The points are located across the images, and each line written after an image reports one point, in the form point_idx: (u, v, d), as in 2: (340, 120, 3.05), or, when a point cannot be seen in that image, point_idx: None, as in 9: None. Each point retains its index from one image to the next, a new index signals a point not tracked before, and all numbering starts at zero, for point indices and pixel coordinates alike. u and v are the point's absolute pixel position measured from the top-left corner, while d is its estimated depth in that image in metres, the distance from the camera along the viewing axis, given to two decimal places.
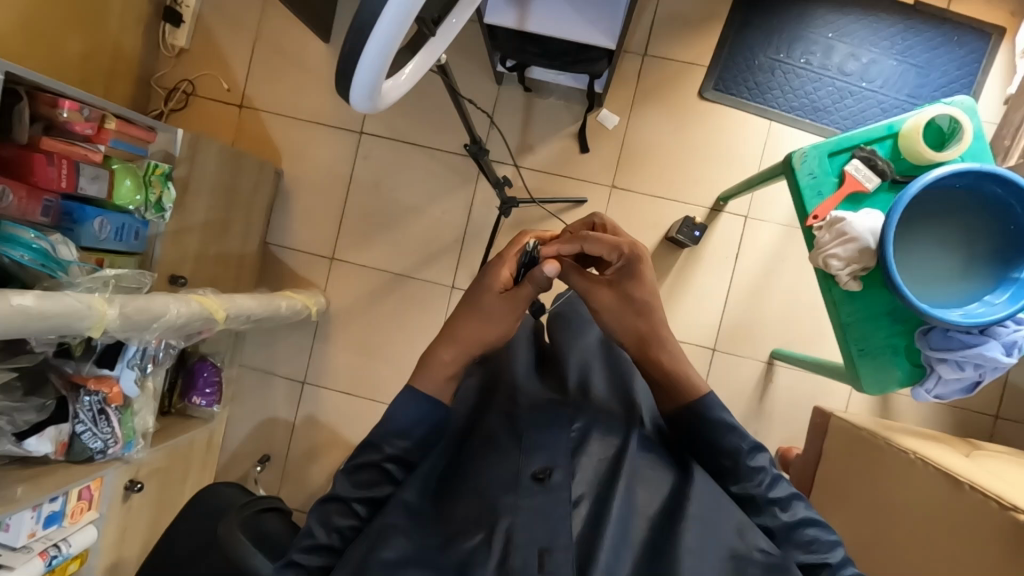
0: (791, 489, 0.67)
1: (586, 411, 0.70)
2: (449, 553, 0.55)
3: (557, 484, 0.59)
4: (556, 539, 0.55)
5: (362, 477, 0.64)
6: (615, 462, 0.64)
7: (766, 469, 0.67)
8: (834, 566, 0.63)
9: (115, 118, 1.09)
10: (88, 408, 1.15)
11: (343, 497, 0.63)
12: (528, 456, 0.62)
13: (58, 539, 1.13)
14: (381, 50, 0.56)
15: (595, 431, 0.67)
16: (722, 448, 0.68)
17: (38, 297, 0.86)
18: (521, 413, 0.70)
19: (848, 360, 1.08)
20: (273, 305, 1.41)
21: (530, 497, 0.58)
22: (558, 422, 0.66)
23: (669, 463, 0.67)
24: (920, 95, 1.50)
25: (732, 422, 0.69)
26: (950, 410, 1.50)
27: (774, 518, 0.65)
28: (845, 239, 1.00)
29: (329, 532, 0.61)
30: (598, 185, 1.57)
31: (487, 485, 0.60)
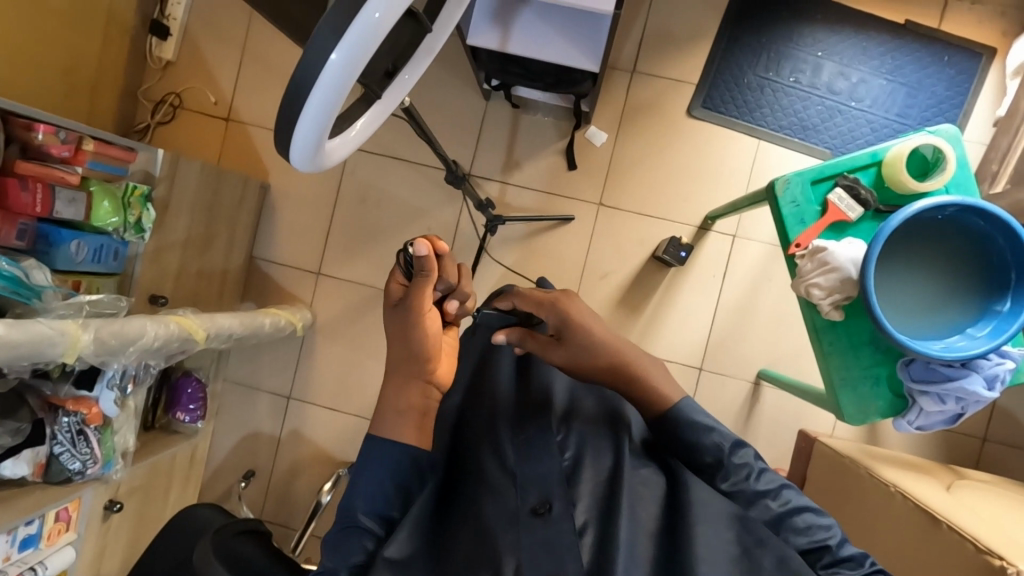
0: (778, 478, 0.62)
1: (569, 429, 0.66)
2: None
3: (558, 518, 0.58)
4: (563, 571, 0.55)
5: (347, 544, 0.59)
6: (612, 485, 0.61)
7: (751, 463, 0.63)
8: (835, 547, 0.59)
9: (93, 139, 1.08)
10: (66, 429, 1.14)
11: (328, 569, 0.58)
12: (522, 491, 0.60)
13: (34, 562, 1.13)
14: (316, 118, 0.58)
15: (587, 452, 0.64)
16: (705, 446, 0.64)
17: (8, 326, 0.86)
18: (503, 438, 0.67)
19: (830, 391, 1.07)
20: (255, 323, 1.41)
21: (533, 534, 0.57)
22: (548, 447, 0.62)
23: (660, 474, 0.64)
24: (910, 115, 1.48)
25: (709, 423, 0.66)
26: (936, 432, 1.50)
27: (764, 511, 0.61)
28: (827, 268, 1.00)
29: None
30: (585, 202, 1.56)
31: (487, 521, 0.60)
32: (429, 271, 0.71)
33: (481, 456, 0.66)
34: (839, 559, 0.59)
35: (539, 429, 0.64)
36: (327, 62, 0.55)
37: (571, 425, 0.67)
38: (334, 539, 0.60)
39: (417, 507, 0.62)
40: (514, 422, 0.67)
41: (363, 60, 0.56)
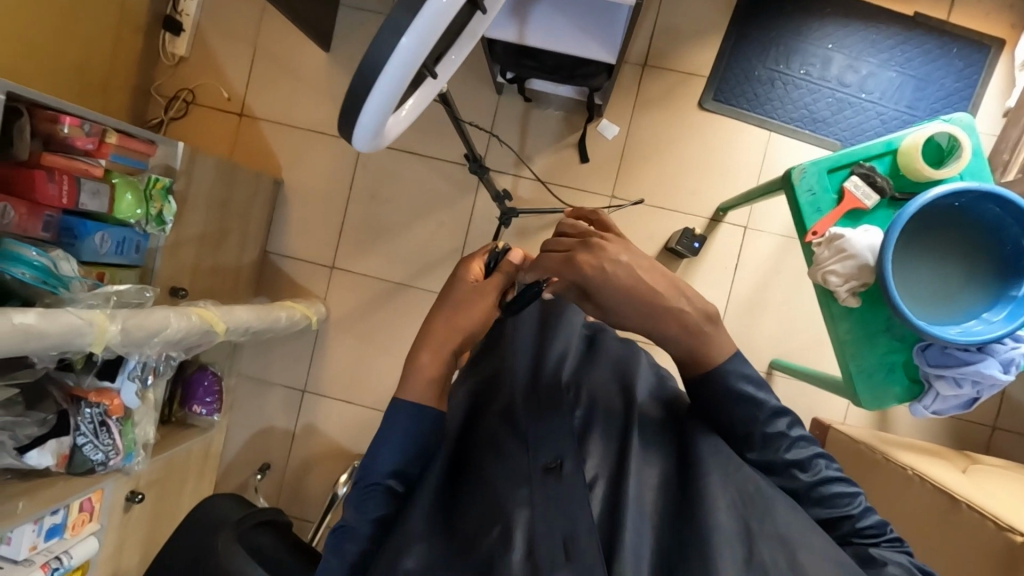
0: (812, 449, 0.63)
1: (584, 393, 0.69)
2: (474, 553, 0.58)
3: (570, 474, 0.60)
4: (578, 527, 0.57)
5: (370, 497, 0.64)
6: (621, 446, 0.65)
7: (785, 434, 0.64)
8: (857, 517, 0.62)
9: (116, 133, 1.08)
10: (89, 420, 1.15)
11: (354, 524, 0.64)
12: (534, 450, 0.63)
13: (59, 552, 1.14)
14: (381, 101, 0.60)
15: (597, 418, 0.67)
16: (738, 418, 0.65)
17: (41, 315, 0.87)
18: (518, 405, 0.68)
19: (846, 378, 1.08)
20: (272, 316, 1.41)
21: (545, 488, 0.60)
22: (560, 410, 0.65)
23: (670, 437, 0.67)
24: (919, 107, 1.50)
25: (749, 392, 0.65)
26: (947, 421, 1.51)
27: (795, 480, 0.63)
28: (844, 256, 1.01)
29: (339, 557, 0.63)
30: (598, 195, 1.57)
31: (500, 480, 0.62)
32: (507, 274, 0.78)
33: (493, 423, 0.68)
34: (860, 528, 0.62)
35: (553, 399, 0.67)
36: (395, 51, 0.57)
37: (581, 391, 0.69)
38: (356, 491, 0.65)
39: (434, 470, 0.66)
40: (529, 396, 0.68)
41: (426, 48, 0.58)
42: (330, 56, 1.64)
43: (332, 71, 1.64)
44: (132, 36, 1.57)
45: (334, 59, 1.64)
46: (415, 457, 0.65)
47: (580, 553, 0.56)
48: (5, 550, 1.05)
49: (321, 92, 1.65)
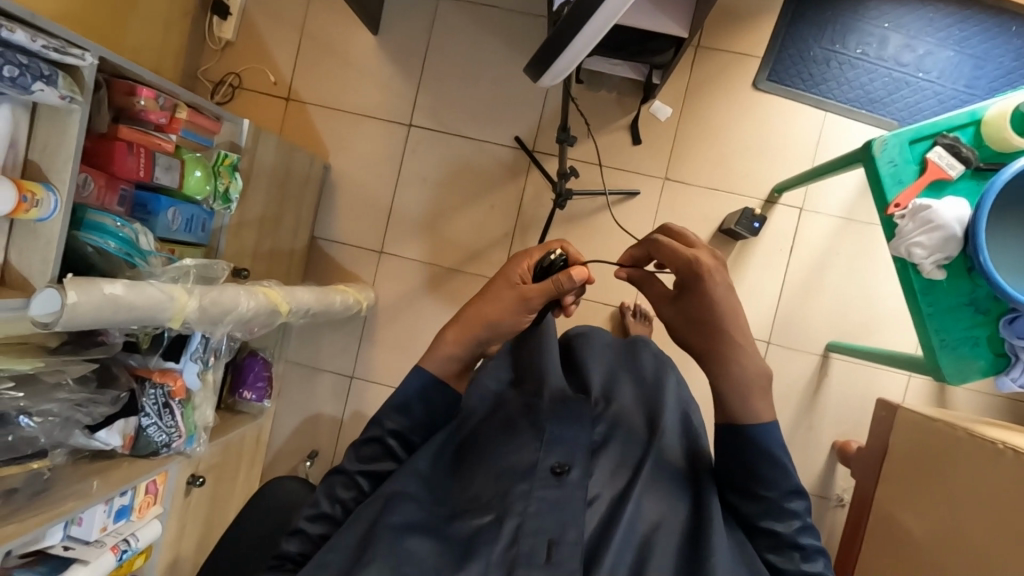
0: (817, 542, 0.70)
1: (611, 417, 0.83)
2: (457, 529, 0.70)
3: (572, 481, 0.72)
4: (563, 535, 0.68)
5: (366, 452, 0.77)
6: (631, 471, 0.76)
7: (798, 515, 0.71)
8: None
9: (187, 108, 1.07)
10: (154, 400, 1.13)
11: (347, 470, 0.76)
12: (546, 450, 0.74)
13: (127, 534, 1.12)
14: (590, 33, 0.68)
15: (617, 435, 0.81)
16: (767, 479, 0.72)
17: (127, 286, 0.85)
18: (543, 406, 0.81)
19: (927, 351, 1.07)
20: (329, 299, 1.40)
21: (545, 489, 0.71)
22: (581, 421, 0.78)
23: (683, 477, 0.78)
24: (977, 86, 1.48)
25: (782, 461, 0.72)
26: (1009, 403, 1.49)
27: (791, 564, 0.70)
28: (930, 227, 0.99)
29: (331, 502, 0.74)
30: (650, 176, 1.56)
31: (508, 468, 0.74)
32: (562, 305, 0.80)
33: (518, 418, 0.80)
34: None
35: (578, 414, 0.79)
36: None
37: (608, 410, 0.84)
38: (357, 444, 0.78)
39: (437, 443, 0.79)
40: (554, 402, 0.81)
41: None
42: (378, 40, 1.63)
43: (380, 54, 1.63)
44: (181, 19, 1.56)
45: (382, 42, 1.63)
46: (418, 427, 0.78)
47: (559, 560, 0.66)
48: (78, 530, 1.04)
49: (368, 76, 1.64)
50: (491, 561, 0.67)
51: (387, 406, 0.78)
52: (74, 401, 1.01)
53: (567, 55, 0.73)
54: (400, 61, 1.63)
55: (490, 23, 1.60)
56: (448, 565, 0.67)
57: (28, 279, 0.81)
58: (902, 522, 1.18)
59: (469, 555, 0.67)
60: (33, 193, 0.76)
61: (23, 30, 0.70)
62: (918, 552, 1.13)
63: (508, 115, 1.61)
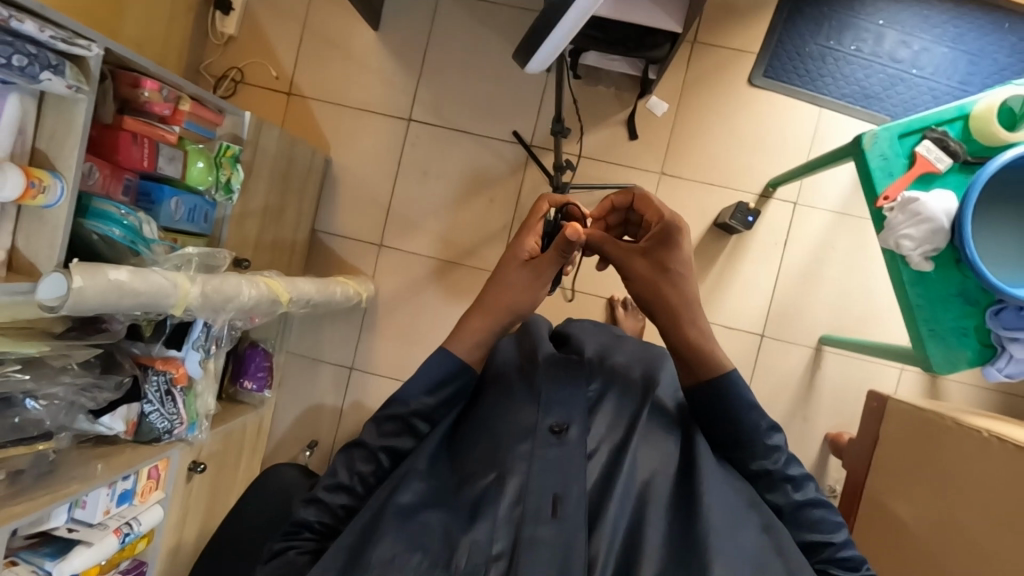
0: (803, 470, 0.75)
1: (603, 376, 0.85)
2: (465, 493, 0.72)
3: (572, 440, 0.73)
4: (567, 490, 0.70)
5: (388, 427, 0.74)
6: (626, 424, 0.79)
7: (781, 449, 0.76)
8: (838, 545, 0.72)
9: (190, 100, 1.08)
10: (156, 387, 1.16)
11: (368, 444, 0.73)
12: (545, 412, 0.76)
13: (129, 517, 1.15)
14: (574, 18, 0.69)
15: (611, 392, 0.83)
16: (748, 424, 0.75)
17: (132, 273, 0.87)
18: (538, 371, 0.82)
19: (915, 342, 1.09)
20: (330, 290, 1.42)
21: (546, 449, 0.72)
22: (576, 382, 0.80)
23: (675, 428, 0.80)
24: (971, 83, 1.50)
25: (755, 402, 0.76)
26: (1000, 396, 1.51)
27: (785, 497, 0.74)
28: (919, 220, 1.01)
29: (350, 474, 0.73)
30: (647, 171, 1.58)
31: (508, 432, 0.75)
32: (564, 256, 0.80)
33: (514, 384, 0.82)
34: (836, 557, 0.72)
35: (572, 375, 0.81)
36: None
37: (601, 370, 0.85)
38: (377, 419, 0.75)
39: (444, 419, 0.79)
40: (550, 365, 0.82)
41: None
42: (378, 35, 1.65)
43: (381, 49, 1.65)
44: (184, 14, 1.58)
45: (382, 38, 1.65)
46: None
47: (566, 513, 0.68)
48: (82, 513, 1.06)
49: (369, 70, 1.66)
50: (497, 519, 0.69)
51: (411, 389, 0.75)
52: (78, 385, 1.04)
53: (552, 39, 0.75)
54: (400, 56, 1.65)
55: (490, 18, 1.62)
56: (458, 528, 0.69)
57: (35, 263, 0.83)
58: (896, 515, 1.19)
59: (478, 515, 0.70)
60: (39, 179, 0.78)
61: (33, 21, 0.73)
62: (909, 540, 1.15)
63: (508, 110, 1.63)
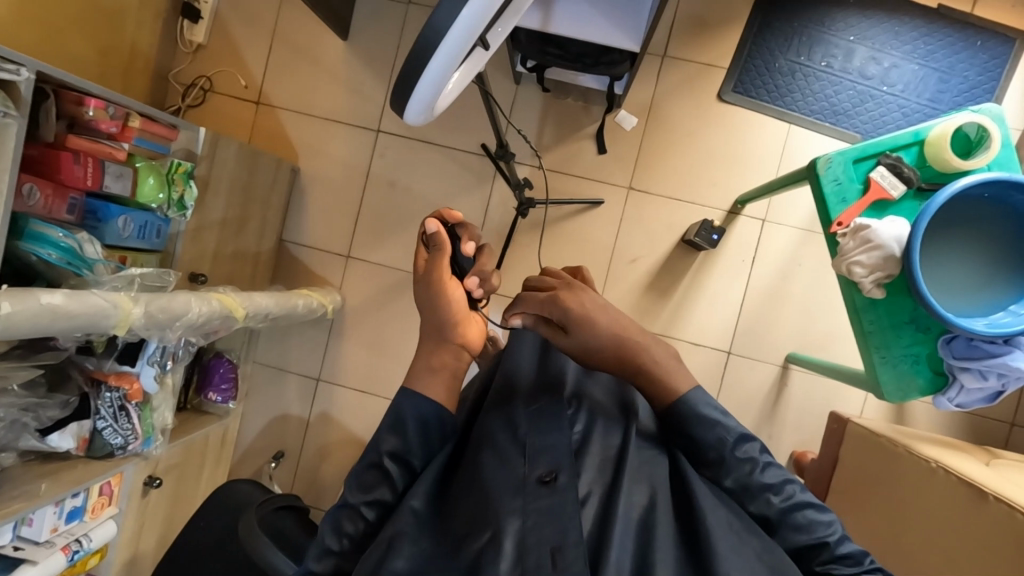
0: (782, 473, 0.67)
1: (585, 406, 0.71)
2: (460, 556, 0.57)
3: (564, 486, 0.61)
4: (566, 538, 0.57)
5: (366, 477, 0.63)
6: (617, 461, 0.66)
7: (755, 458, 0.67)
8: (835, 544, 0.64)
9: (140, 117, 1.08)
10: (109, 404, 1.15)
11: (350, 502, 0.61)
12: (529, 461, 0.63)
13: (79, 534, 1.14)
14: (454, 47, 0.63)
15: (597, 427, 0.69)
16: (707, 442, 0.68)
17: (66, 296, 0.87)
18: (517, 407, 0.69)
19: (869, 368, 1.08)
20: (290, 303, 1.42)
21: (538, 501, 0.60)
22: (561, 423, 0.67)
23: (662, 455, 0.69)
24: (941, 100, 1.49)
25: (715, 417, 0.69)
26: (965, 417, 1.51)
27: (767, 506, 0.66)
28: (869, 246, 1.00)
29: (338, 538, 0.60)
30: (616, 186, 1.57)
31: (492, 485, 0.61)
32: (442, 248, 0.77)
33: (496, 427, 0.67)
34: (838, 556, 0.64)
35: (554, 414, 0.68)
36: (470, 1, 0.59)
37: (582, 404, 0.72)
38: (356, 469, 0.64)
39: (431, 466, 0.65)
40: (530, 405, 0.69)
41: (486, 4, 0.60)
42: (348, 44, 1.64)
43: (350, 59, 1.64)
44: (151, 22, 1.57)
45: (352, 48, 1.64)
46: None
47: (566, 565, 0.55)
48: (28, 531, 1.06)
49: (338, 81, 1.65)
50: None
51: (383, 429, 0.65)
52: (20, 405, 1.04)
53: (426, 82, 0.67)
54: (370, 66, 1.64)
55: None
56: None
57: None
58: None
59: None
60: None
61: None
62: None
63: (476, 122, 1.62)
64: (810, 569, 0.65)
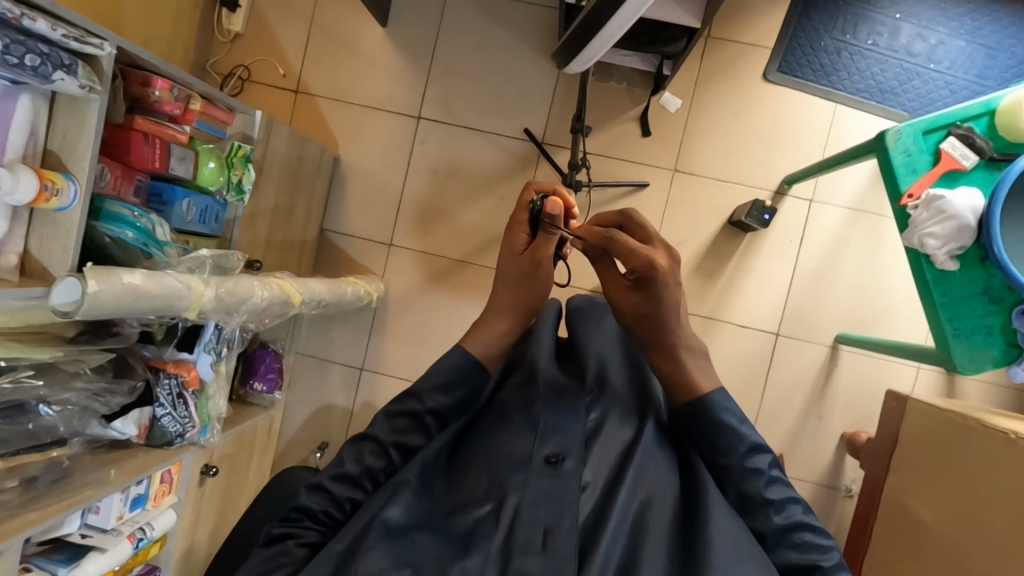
0: (786, 493, 0.72)
1: (604, 398, 0.81)
2: (455, 522, 0.70)
3: (567, 471, 0.71)
4: (562, 521, 0.68)
5: (399, 423, 0.74)
6: (624, 453, 0.75)
7: (763, 471, 0.73)
8: (827, 570, 0.68)
9: (201, 99, 1.06)
10: (168, 391, 1.14)
11: (380, 439, 0.73)
12: (541, 441, 0.73)
13: (142, 523, 1.13)
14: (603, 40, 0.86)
15: (611, 419, 0.79)
16: (721, 449, 0.74)
17: (145, 276, 0.85)
18: (538, 395, 0.79)
19: (939, 343, 1.07)
20: (340, 290, 1.40)
21: (539, 480, 0.70)
22: (575, 410, 0.77)
23: (674, 458, 0.78)
24: (989, 76, 1.48)
25: (732, 424, 0.75)
26: (1016, 393, 1.51)
27: (766, 522, 0.71)
28: (944, 217, 0.99)
29: (357, 463, 0.72)
30: (660, 168, 1.56)
31: (499, 462, 0.73)
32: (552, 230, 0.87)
33: (512, 407, 0.79)
34: None
35: (572, 401, 0.78)
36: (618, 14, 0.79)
37: (602, 394, 0.82)
38: (387, 413, 0.75)
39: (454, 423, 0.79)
40: (550, 389, 0.79)
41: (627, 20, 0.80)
42: (387, 31, 1.63)
43: (390, 45, 1.63)
44: (190, 12, 1.56)
45: (392, 34, 1.63)
46: (454, 408, 0.77)
47: (556, 546, 0.66)
48: (96, 519, 1.03)
49: (379, 67, 1.64)
50: (490, 552, 0.67)
51: (427, 385, 0.75)
52: (92, 390, 1.02)
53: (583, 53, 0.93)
54: (410, 51, 1.63)
55: (502, 15, 1.60)
56: (449, 556, 0.67)
57: (48, 269, 0.82)
58: (915, 512, 1.19)
59: (469, 547, 0.68)
60: (52, 182, 0.77)
61: (45, 19, 0.70)
62: (930, 536, 1.14)
63: (518, 107, 1.61)
64: None
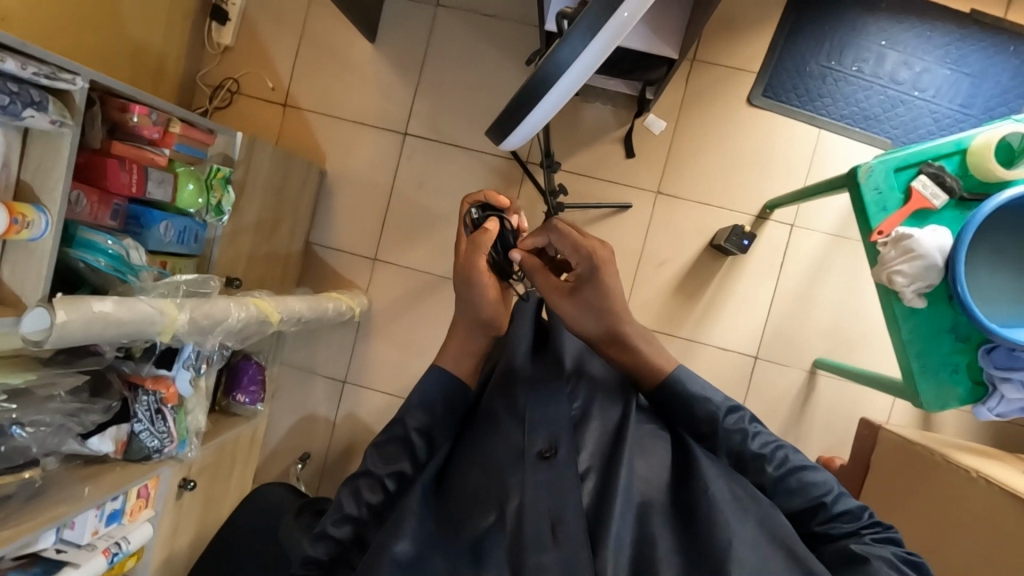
0: (770, 442, 0.72)
1: (584, 384, 0.77)
2: (463, 535, 0.64)
3: (563, 461, 0.66)
4: (565, 512, 0.64)
5: (388, 450, 0.69)
6: (617, 433, 0.72)
7: (744, 428, 0.73)
8: (830, 504, 0.69)
9: (180, 122, 1.08)
10: (145, 407, 1.15)
11: (373, 474, 0.67)
12: (530, 435, 0.68)
13: (118, 537, 1.15)
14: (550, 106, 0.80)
15: (595, 406, 0.74)
16: (700, 417, 0.74)
17: (116, 303, 0.87)
18: (518, 388, 0.73)
19: (907, 378, 1.07)
20: (321, 307, 1.41)
21: (537, 474, 0.66)
22: (558, 396, 0.72)
23: (663, 433, 0.75)
24: (973, 105, 1.48)
25: (701, 394, 0.75)
26: (991, 423, 1.51)
27: (762, 475, 0.71)
28: (912, 257, 1.00)
29: (356, 504, 0.66)
30: (644, 190, 1.57)
31: (495, 460, 0.68)
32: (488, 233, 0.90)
33: (493, 402, 0.73)
34: (834, 514, 0.69)
35: (554, 388, 0.73)
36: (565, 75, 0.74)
37: (582, 379, 0.77)
38: (377, 443, 0.70)
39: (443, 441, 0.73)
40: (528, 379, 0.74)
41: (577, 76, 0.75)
42: (376, 47, 1.64)
43: (379, 61, 1.64)
44: (179, 24, 1.57)
45: (380, 49, 1.64)
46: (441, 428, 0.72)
47: (567, 536, 0.62)
48: (70, 534, 1.06)
49: (367, 82, 1.65)
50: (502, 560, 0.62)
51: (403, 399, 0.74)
52: (65, 411, 1.05)
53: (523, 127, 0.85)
54: (399, 67, 1.64)
55: (490, 33, 1.61)
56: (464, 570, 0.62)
57: (20, 296, 0.83)
58: None
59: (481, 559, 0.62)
60: (23, 215, 0.78)
61: (13, 58, 0.72)
62: None
63: None
64: (811, 528, 0.70)
